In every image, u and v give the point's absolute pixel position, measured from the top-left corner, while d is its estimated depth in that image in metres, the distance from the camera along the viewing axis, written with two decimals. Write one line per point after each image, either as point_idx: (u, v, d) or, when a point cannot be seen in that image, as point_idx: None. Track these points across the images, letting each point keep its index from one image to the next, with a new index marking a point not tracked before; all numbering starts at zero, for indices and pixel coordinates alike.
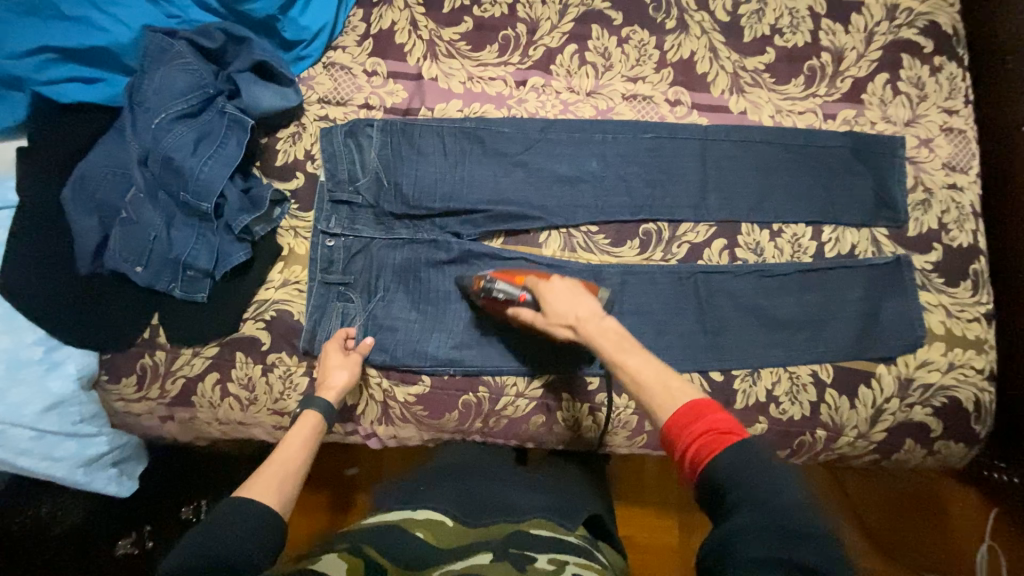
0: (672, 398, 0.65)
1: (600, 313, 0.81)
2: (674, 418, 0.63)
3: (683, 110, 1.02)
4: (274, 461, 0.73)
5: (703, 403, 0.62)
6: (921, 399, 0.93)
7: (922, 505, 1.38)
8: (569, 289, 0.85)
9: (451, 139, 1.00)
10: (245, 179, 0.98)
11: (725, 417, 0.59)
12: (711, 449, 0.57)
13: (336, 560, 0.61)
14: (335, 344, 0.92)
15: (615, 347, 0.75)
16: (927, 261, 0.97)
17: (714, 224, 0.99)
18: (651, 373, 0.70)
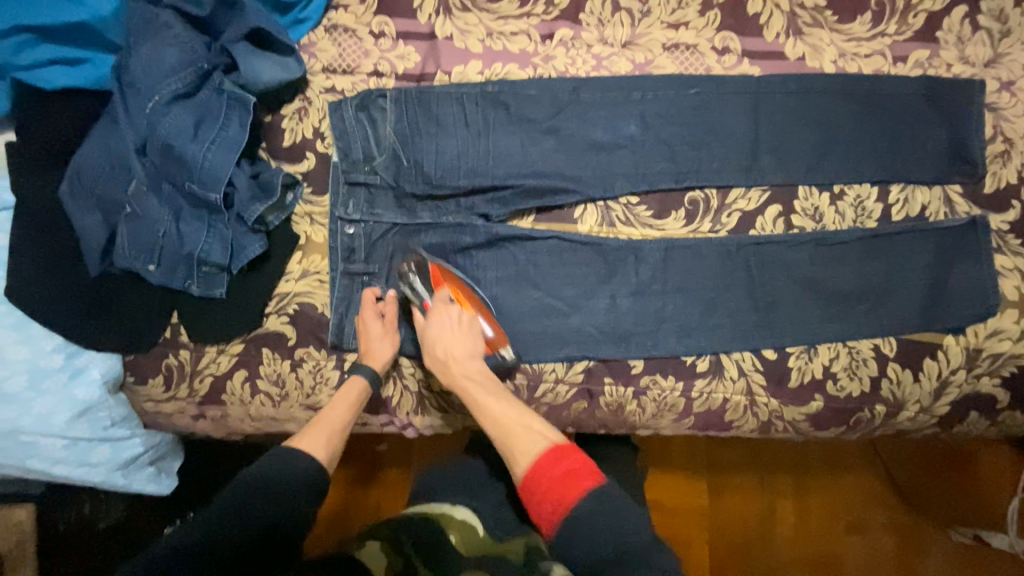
0: (530, 446, 0.71)
1: (473, 357, 0.83)
2: (529, 469, 0.69)
3: (732, 59, 0.91)
4: (323, 419, 0.78)
5: (561, 447, 0.69)
6: (989, 369, 0.87)
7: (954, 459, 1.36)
8: (462, 326, 0.83)
9: (472, 107, 0.91)
10: (252, 164, 0.90)
11: (584, 460, 0.68)
12: (563, 501, 0.64)
13: (377, 553, 0.62)
14: (369, 302, 0.88)
15: (479, 388, 0.79)
16: (1003, 220, 0.88)
17: (768, 188, 0.90)
18: (515, 420, 0.75)
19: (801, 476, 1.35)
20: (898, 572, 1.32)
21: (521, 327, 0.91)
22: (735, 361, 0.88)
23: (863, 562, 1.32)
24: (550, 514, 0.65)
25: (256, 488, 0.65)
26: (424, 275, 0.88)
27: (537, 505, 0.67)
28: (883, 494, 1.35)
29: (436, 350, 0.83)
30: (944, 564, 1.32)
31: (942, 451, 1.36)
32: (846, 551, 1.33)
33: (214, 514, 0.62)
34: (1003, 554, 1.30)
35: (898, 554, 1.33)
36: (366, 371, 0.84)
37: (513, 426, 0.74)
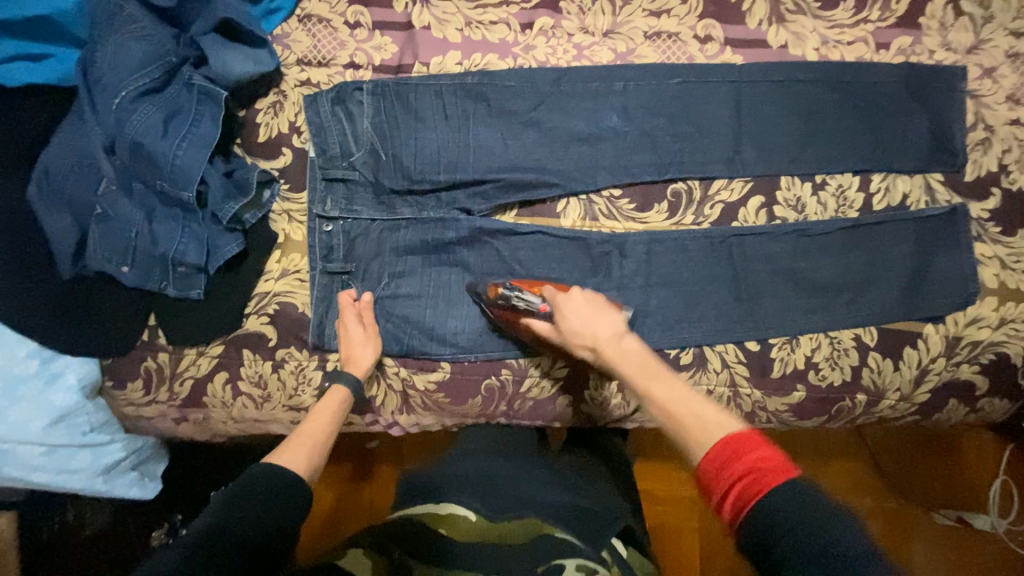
0: (705, 430, 0.57)
1: (624, 334, 0.74)
2: (705, 457, 0.54)
3: (714, 48, 0.89)
4: (304, 428, 0.74)
5: (745, 437, 0.53)
6: (968, 357, 0.88)
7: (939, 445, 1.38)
8: (592, 301, 0.78)
9: (452, 99, 0.89)
10: (226, 161, 0.88)
11: (774, 454, 0.51)
12: (749, 497, 0.49)
13: (360, 558, 0.59)
14: (348, 304, 0.87)
15: (638, 372, 0.68)
16: (983, 209, 0.88)
17: (751, 179, 0.89)
18: (681, 404, 0.62)
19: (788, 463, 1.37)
20: None
21: None
22: (718, 353, 0.88)
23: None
24: (738, 507, 0.49)
25: (228, 508, 0.58)
26: (518, 287, 0.83)
27: (715, 500, 0.52)
28: (873, 481, 1.37)
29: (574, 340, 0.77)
30: (931, 547, 1.33)
31: (927, 437, 1.39)
32: None
33: (178, 544, 0.55)
34: (986, 535, 1.33)
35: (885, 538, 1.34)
36: (348, 378, 0.82)
37: (678, 415, 0.61)
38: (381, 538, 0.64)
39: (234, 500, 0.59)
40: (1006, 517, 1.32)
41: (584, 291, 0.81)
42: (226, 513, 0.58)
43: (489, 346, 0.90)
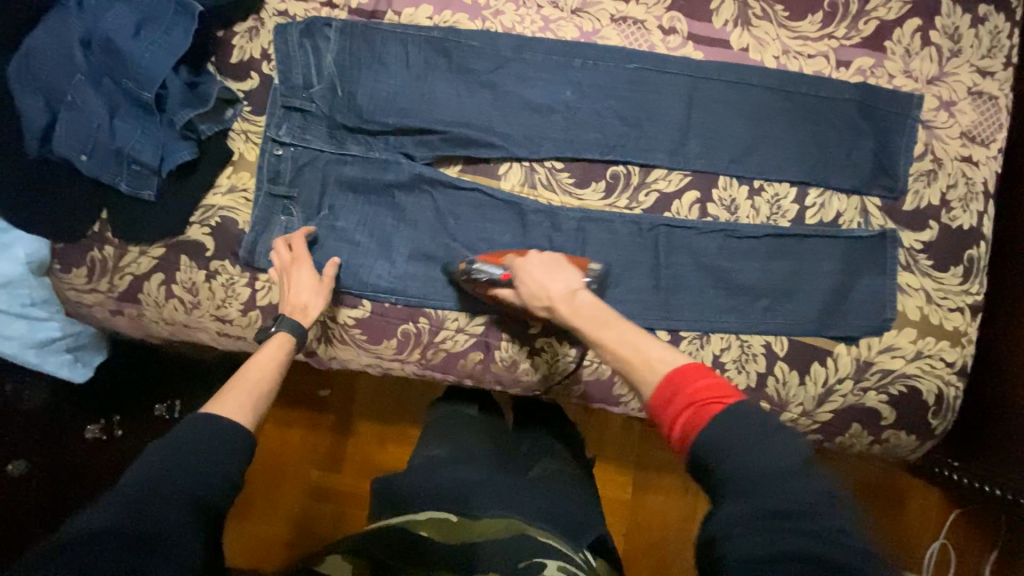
0: (647, 368, 0.62)
1: (578, 286, 0.76)
2: (655, 394, 0.59)
3: (677, 41, 0.91)
4: (250, 367, 0.70)
5: (692, 368, 0.57)
6: (877, 384, 0.87)
7: (884, 495, 1.35)
8: (549, 260, 0.80)
9: (415, 50, 0.92)
10: (194, 75, 0.93)
11: (715, 379, 0.55)
12: (695, 423, 0.53)
13: (341, 563, 0.59)
14: (305, 257, 0.85)
15: (594, 323, 0.70)
16: (917, 239, 0.87)
17: (689, 174, 0.90)
18: (627, 346, 0.65)
19: None
20: None
21: (430, 272, 0.93)
22: None
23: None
24: (683, 434, 0.54)
25: (170, 454, 0.54)
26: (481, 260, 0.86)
27: (664, 430, 0.57)
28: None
29: (533, 303, 0.79)
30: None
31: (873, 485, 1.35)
32: None
33: (114, 500, 0.51)
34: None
35: None
36: (287, 322, 0.78)
37: (630, 359, 0.64)
38: (365, 538, 0.64)
39: (179, 446, 0.55)
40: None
41: (543, 253, 0.82)
42: (172, 460, 0.54)
43: (411, 291, 0.93)
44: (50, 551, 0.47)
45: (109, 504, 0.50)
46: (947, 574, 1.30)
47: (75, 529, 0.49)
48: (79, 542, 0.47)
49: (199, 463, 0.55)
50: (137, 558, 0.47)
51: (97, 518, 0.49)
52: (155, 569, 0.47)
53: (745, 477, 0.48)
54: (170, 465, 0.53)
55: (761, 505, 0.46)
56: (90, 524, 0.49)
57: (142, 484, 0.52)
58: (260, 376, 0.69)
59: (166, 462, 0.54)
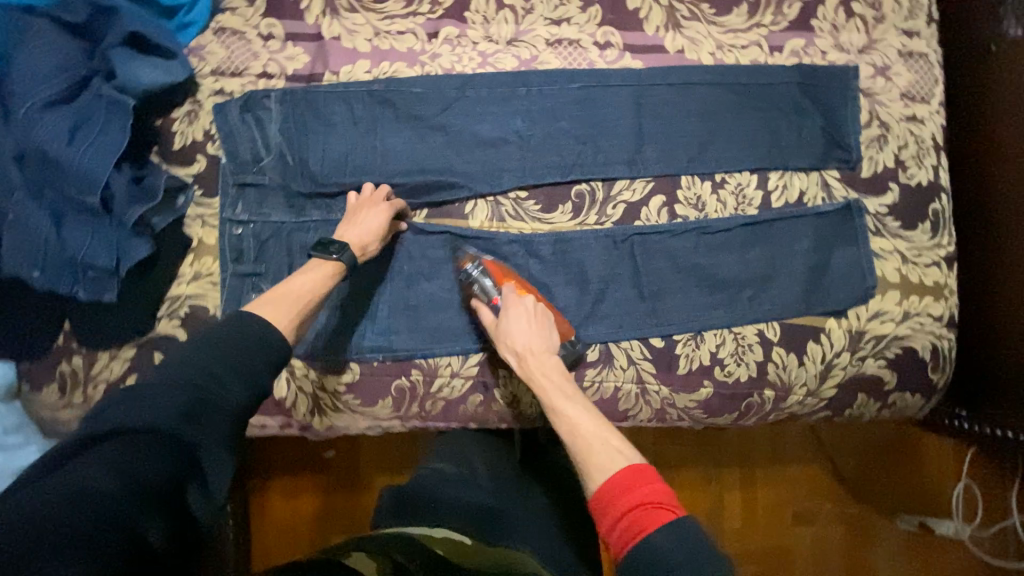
0: (608, 461, 0.66)
1: (553, 351, 0.82)
2: (603, 485, 0.64)
3: (614, 54, 0.92)
4: (283, 291, 0.73)
5: (643, 471, 0.64)
6: (873, 351, 0.88)
7: (899, 448, 1.36)
8: (538, 315, 0.83)
9: (359, 105, 0.91)
10: (137, 168, 0.90)
11: (663, 489, 0.62)
12: (639, 528, 0.59)
13: (365, 560, 0.54)
14: (378, 196, 0.87)
15: (558, 389, 0.77)
16: (881, 204, 0.89)
17: (652, 179, 0.91)
18: (592, 429, 0.71)
19: (748, 468, 1.34)
20: (845, 560, 1.33)
21: (414, 322, 0.92)
22: (624, 351, 0.89)
23: (810, 550, 1.33)
24: (626, 535, 0.60)
25: (209, 360, 0.58)
26: (487, 272, 0.87)
27: (608, 524, 0.62)
28: (831, 487, 1.35)
29: (506, 347, 0.82)
30: (891, 553, 1.34)
31: (886, 440, 1.36)
32: (793, 541, 1.33)
33: (157, 382, 0.55)
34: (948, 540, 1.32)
35: (845, 542, 1.34)
36: (347, 257, 0.80)
37: (587, 437, 0.70)
38: (385, 546, 0.59)
39: (218, 356, 0.58)
40: (970, 521, 1.30)
41: (538, 303, 0.85)
42: (212, 364, 0.58)
43: (399, 345, 0.91)
44: (97, 433, 0.51)
45: (158, 388, 0.55)
46: (977, 513, 1.30)
47: (117, 413, 0.53)
48: (124, 429, 0.51)
49: (233, 377, 0.58)
50: (174, 460, 0.51)
51: (141, 412, 0.52)
52: (186, 478, 0.51)
53: None
54: (207, 370, 0.57)
55: None
56: (133, 412, 0.52)
57: (182, 383, 0.55)
58: (287, 304, 0.71)
59: (204, 366, 0.57)
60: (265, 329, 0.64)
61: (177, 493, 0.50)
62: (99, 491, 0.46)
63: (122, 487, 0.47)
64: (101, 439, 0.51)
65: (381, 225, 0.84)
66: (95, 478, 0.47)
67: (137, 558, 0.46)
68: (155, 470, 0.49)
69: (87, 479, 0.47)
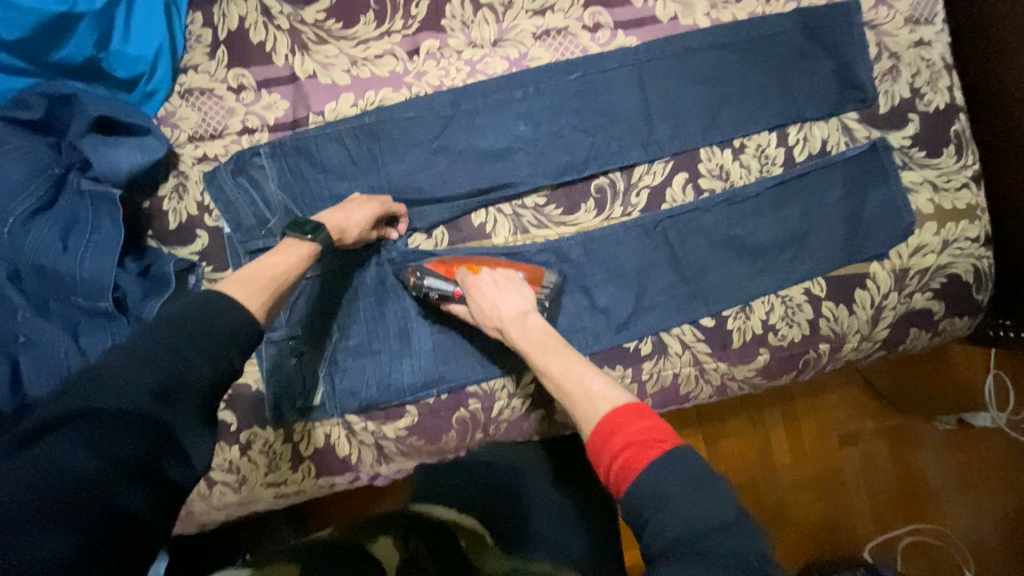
0: (592, 406, 0.61)
1: (528, 308, 0.78)
2: (594, 430, 0.59)
3: (606, 34, 0.87)
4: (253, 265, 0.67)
5: (636, 410, 0.58)
6: (920, 286, 0.88)
7: (929, 356, 1.39)
8: (502, 278, 0.81)
9: (354, 143, 0.86)
10: (140, 259, 0.85)
11: (653, 425, 0.56)
12: (630, 466, 0.53)
13: (388, 543, 0.56)
14: (376, 196, 0.83)
15: (540, 347, 0.73)
16: (904, 136, 0.87)
17: (670, 159, 0.88)
18: (573, 378, 0.67)
19: (790, 405, 1.36)
20: (896, 471, 1.36)
21: (457, 352, 0.90)
22: (676, 337, 0.88)
23: (860, 470, 1.36)
24: (620, 472, 0.54)
25: (174, 341, 0.52)
26: (432, 274, 0.84)
27: (604, 467, 0.56)
28: (870, 405, 1.37)
29: (484, 321, 0.79)
30: (939, 454, 1.37)
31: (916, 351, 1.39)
32: (842, 463, 1.35)
33: (122, 359, 0.51)
34: (988, 430, 1.36)
35: (892, 455, 1.36)
36: (321, 236, 0.74)
37: (571, 392, 0.65)
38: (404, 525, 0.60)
39: (185, 331, 0.52)
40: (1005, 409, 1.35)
41: (498, 269, 0.83)
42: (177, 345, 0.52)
43: (451, 378, 0.89)
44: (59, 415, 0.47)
45: (123, 364, 0.50)
46: (1009, 399, 1.35)
47: (78, 393, 0.49)
48: (91, 410, 0.48)
49: (194, 355, 0.52)
50: (143, 438, 0.48)
51: (105, 393, 0.48)
52: (160, 454, 0.49)
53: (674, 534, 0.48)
54: (166, 345, 0.51)
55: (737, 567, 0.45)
56: (97, 393, 0.48)
57: (145, 361, 0.50)
58: (254, 288, 0.63)
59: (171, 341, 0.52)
60: (229, 310, 0.56)
61: (152, 466, 0.49)
62: (79, 473, 0.45)
63: (95, 468, 0.46)
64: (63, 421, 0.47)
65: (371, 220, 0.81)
66: (67, 459, 0.46)
67: (124, 522, 0.47)
68: (125, 448, 0.47)
69: (61, 460, 0.46)
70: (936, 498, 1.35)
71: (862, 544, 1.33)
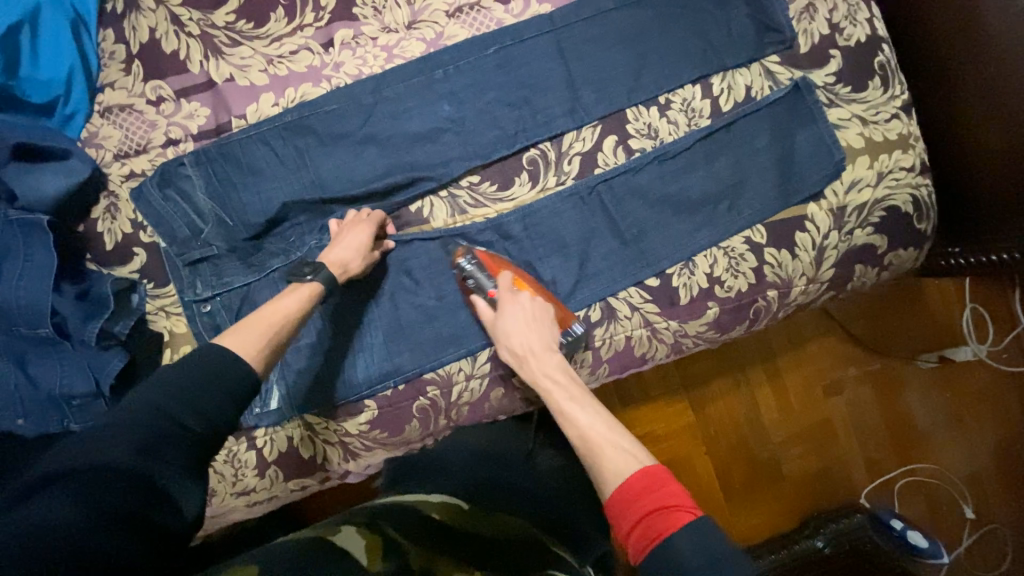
0: (623, 461, 0.63)
1: (553, 347, 0.79)
2: (620, 485, 0.61)
3: (519, 4, 0.87)
4: (258, 316, 0.69)
5: (663, 473, 0.60)
6: (859, 222, 0.88)
7: (904, 297, 1.37)
8: (536, 308, 0.81)
9: (280, 143, 0.86)
10: (79, 282, 0.84)
11: (680, 492, 0.58)
12: (659, 530, 0.56)
13: (355, 536, 0.53)
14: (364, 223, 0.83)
15: (562, 394, 0.74)
16: (827, 74, 0.87)
17: (598, 123, 0.87)
18: (600, 433, 0.68)
19: (771, 361, 1.35)
20: (882, 414, 1.36)
21: (409, 341, 0.89)
22: (624, 300, 0.88)
23: (847, 417, 1.36)
24: (642, 534, 0.56)
25: (182, 388, 0.55)
26: (477, 262, 0.86)
27: (625, 526, 0.59)
28: (850, 351, 1.37)
29: (503, 341, 0.80)
30: (924, 393, 1.37)
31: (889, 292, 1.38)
32: (830, 413, 1.36)
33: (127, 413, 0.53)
34: (969, 363, 1.36)
35: (878, 398, 1.37)
36: (324, 275, 0.76)
37: (598, 444, 0.66)
38: (375, 518, 0.58)
39: (182, 392, 0.55)
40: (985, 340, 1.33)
41: (535, 296, 0.82)
42: (170, 406, 0.54)
43: (405, 367, 0.89)
44: (52, 474, 0.48)
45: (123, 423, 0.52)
46: (989, 334, 1.32)
47: (79, 451, 0.50)
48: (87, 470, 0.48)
49: (206, 401, 0.56)
50: (123, 503, 0.48)
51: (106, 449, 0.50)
52: (151, 508, 0.49)
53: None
54: (167, 396, 0.54)
55: None
56: (98, 449, 0.50)
57: (147, 419, 0.52)
58: (253, 333, 0.66)
59: (167, 404, 0.54)
60: (223, 357, 0.60)
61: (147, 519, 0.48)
62: (60, 526, 0.44)
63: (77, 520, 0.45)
64: (58, 478, 0.48)
65: (367, 242, 0.81)
66: (48, 519, 0.45)
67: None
68: (118, 504, 0.47)
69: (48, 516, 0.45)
70: (926, 435, 1.36)
71: (857, 490, 1.35)
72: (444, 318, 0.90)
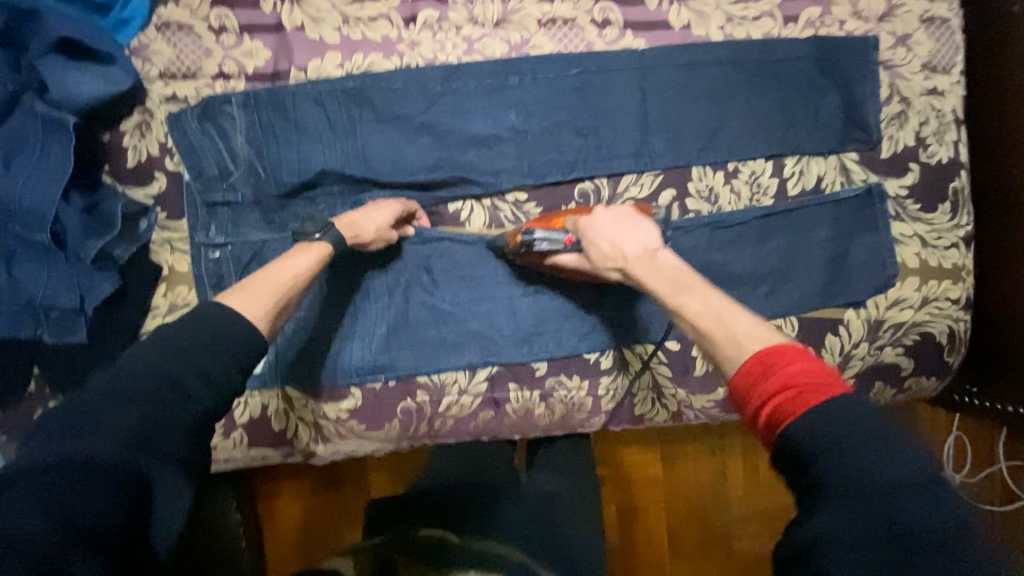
0: (740, 344, 0.54)
1: (654, 243, 0.69)
2: (746, 366, 0.51)
3: (614, 32, 0.83)
4: (268, 269, 0.65)
5: (790, 350, 0.50)
6: (892, 339, 0.85)
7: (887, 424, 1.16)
8: (618, 216, 0.73)
9: (334, 106, 0.82)
10: (89, 194, 0.78)
11: (812, 367, 0.49)
12: (796, 407, 0.46)
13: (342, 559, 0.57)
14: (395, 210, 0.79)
15: (672, 282, 0.63)
16: (901, 186, 0.85)
17: (660, 172, 0.84)
18: (713, 317, 0.58)
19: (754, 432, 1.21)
20: None
21: (411, 339, 0.86)
22: (637, 354, 0.86)
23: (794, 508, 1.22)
24: (782, 413, 0.47)
25: (173, 364, 0.49)
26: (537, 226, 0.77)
27: (752, 411, 0.50)
28: None
29: (600, 257, 0.71)
30: None
31: None
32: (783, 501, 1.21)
33: (107, 393, 0.47)
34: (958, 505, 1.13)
35: None
36: (331, 235, 0.72)
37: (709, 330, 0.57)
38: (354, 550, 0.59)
39: (185, 359, 0.49)
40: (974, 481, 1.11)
41: (611, 207, 0.75)
42: (175, 369, 0.49)
43: (400, 365, 0.85)
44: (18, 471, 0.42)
45: (105, 405, 0.46)
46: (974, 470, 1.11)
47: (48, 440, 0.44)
48: (53, 467, 0.42)
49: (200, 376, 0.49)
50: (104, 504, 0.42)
51: (81, 441, 0.44)
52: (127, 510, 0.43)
53: (854, 477, 0.41)
54: (175, 371, 0.49)
55: (877, 523, 0.39)
56: (74, 439, 0.44)
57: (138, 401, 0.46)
58: (267, 295, 0.61)
59: (168, 375, 0.48)
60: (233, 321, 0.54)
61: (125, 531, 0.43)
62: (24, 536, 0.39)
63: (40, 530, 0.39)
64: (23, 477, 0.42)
65: (389, 221, 0.77)
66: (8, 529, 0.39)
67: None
68: (83, 510, 0.41)
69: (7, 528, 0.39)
70: None
71: None
72: (452, 326, 0.86)
